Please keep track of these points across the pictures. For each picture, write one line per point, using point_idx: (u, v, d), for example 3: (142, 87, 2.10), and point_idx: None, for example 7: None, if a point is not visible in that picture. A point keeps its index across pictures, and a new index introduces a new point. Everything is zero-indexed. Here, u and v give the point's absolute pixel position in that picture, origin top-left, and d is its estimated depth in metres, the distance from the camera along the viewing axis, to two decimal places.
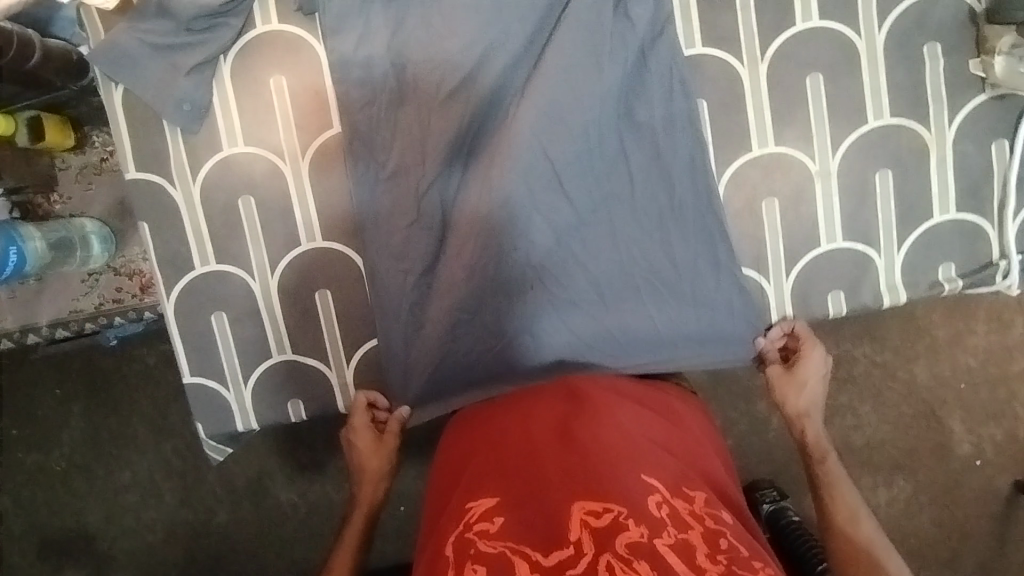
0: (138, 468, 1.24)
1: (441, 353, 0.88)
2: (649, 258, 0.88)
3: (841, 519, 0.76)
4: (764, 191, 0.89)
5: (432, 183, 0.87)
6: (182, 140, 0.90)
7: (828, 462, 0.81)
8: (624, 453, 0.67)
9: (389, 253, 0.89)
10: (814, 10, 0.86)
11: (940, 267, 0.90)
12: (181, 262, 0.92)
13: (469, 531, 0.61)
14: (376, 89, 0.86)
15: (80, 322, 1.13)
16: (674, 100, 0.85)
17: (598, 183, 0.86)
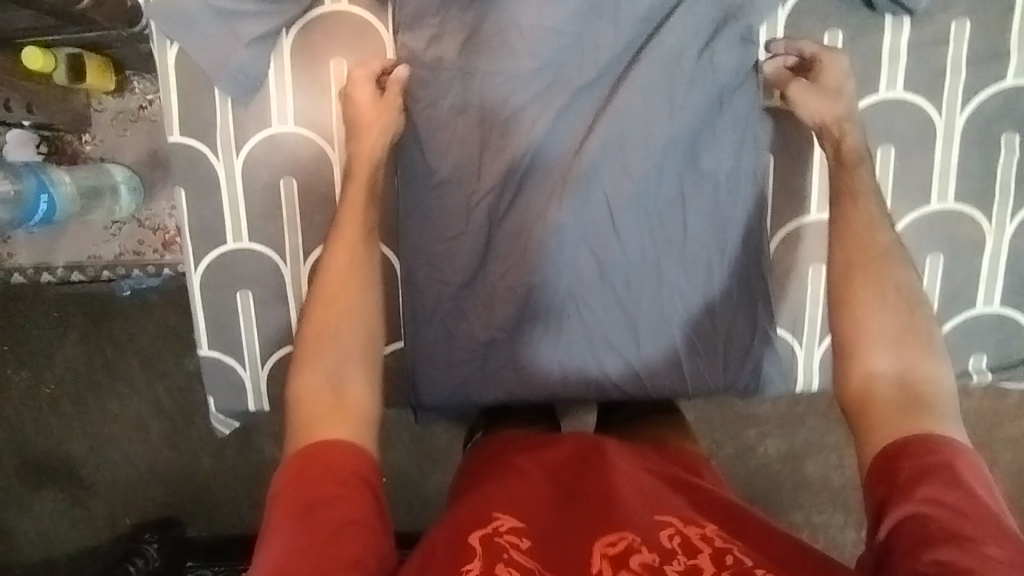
0: (128, 402, 1.23)
1: (471, 372, 0.89)
2: (689, 309, 0.87)
3: (871, 260, 0.72)
4: (813, 256, 0.90)
5: (484, 200, 0.85)
6: (231, 110, 0.86)
7: (870, 318, 0.70)
8: (632, 488, 0.68)
9: (432, 265, 0.87)
10: (899, 80, 0.83)
11: (973, 357, 0.90)
12: (214, 234, 0.90)
13: (497, 537, 0.61)
14: (445, 96, 0.84)
15: (97, 268, 1.11)
16: (742, 155, 0.84)
17: (652, 226, 0.85)
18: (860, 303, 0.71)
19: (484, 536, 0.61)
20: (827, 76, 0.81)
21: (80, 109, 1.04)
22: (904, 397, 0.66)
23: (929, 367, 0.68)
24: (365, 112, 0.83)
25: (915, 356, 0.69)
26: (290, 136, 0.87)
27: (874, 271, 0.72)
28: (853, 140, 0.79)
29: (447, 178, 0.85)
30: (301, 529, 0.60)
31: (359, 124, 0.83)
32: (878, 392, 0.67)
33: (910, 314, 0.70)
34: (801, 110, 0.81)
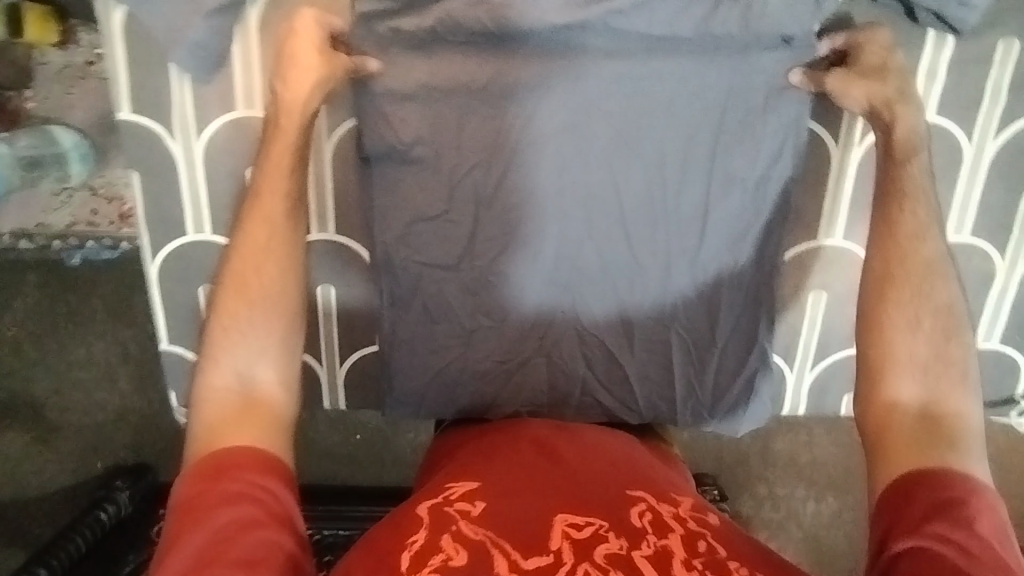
0: (93, 347, 1.20)
1: (456, 387, 0.82)
2: (692, 314, 0.80)
3: (919, 271, 0.68)
4: (816, 282, 0.85)
5: (480, 183, 0.76)
6: (190, 89, 0.77)
7: (902, 346, 0.66)
8: (610, 472, 0.67)
9: (419, 275, 0.79)
10: (933, 103, 0.76)
11: None
12: (173, 224, 0.82)
13: (449, 508, 0.62)
14: (451, 80, 0.73)
15: (47, 238, 1.00)
16: (774, 154, 0.76)
17: (666, 221, 0.77)
18: (891, 327, 0.67)
19: (437, 507, 0.63)
20: (870, 58, 0.72)
21: (20, 60, 0.98)
22: (926, 428, 0.63)
23: (957, 397, 0.65)
24: (296, 49, 0.73)
25: (944, 384, 0.65)
26: (257, 122, 0.78)
27: (918, 294, 0.68)
28: (907, 127, 0.72)
29: (446, 174, 0.76)
30: (207, 540, 0.57)
31: (290, 63, 0.73)
32: (899, 420, 0.64)
33: (945, 342, 0.66)
34: (845, 99, 0.73)
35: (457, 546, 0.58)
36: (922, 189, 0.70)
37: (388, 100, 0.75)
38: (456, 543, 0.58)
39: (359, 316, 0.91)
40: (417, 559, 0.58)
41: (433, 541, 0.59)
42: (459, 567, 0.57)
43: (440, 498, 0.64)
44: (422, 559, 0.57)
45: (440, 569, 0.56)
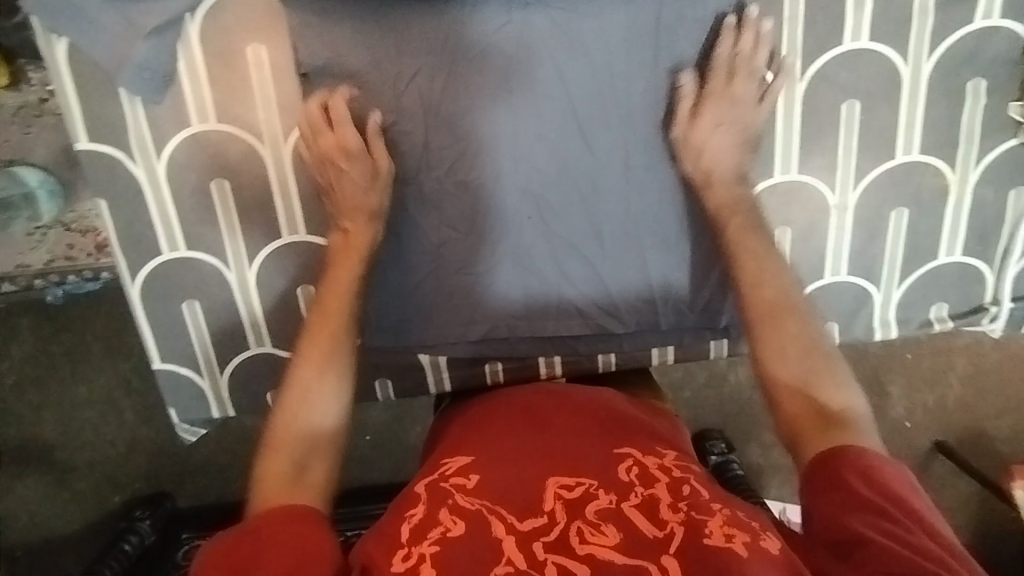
0: (94, 384, 1.22)
1: (456, 332, 0.88)
2: (659, 214, 0.84)
3: (780, 311, 0.71)
4: (778, 220, 0.86)
5: (436, 113, 0.80)
6: (143, 110, 0.78)
7: (781, 368, 0.68)
8: (594, 428, 0.68)
9: (393, 212, 0.83)
10: (865, 30, 0.79)
11: (933, 306, 0.91)
12: (146, 245, 0.84)
13: (445, 483, 0.63)
14: (408, 51, 0.78)
15: (28, 279, 1.03)
16: (715, 48, 0.79)
17: (619, 127, 0.81)
18: (769, 354, 0.69)
19: (434, 484, 0.64)
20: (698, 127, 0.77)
21: None
22: (818, 421, 0.64)
23: (837, 393, 0.66)
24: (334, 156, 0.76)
25: (822, 382, 0.67)
26: (214, 133, 0.80)
27: (786, 320, 0.70)
28: (726, 196, 0.78)
29: (411, 126, 0.80)
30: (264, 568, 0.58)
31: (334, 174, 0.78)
32: (796, 418, 0.65)
33: (811, 356, 0.68)
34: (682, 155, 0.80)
35: (454, 518, 0.60)
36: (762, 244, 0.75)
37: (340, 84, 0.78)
38: (453, 516, 0.60)
39: None
40: (418, 533, 0.59)
41: (434, 515, 0.60)
42: (458, 537, 0.58)
43: (435, 475, 0.65)
44: (422, 533, 0.59)
45: (440, 540, 0.58)
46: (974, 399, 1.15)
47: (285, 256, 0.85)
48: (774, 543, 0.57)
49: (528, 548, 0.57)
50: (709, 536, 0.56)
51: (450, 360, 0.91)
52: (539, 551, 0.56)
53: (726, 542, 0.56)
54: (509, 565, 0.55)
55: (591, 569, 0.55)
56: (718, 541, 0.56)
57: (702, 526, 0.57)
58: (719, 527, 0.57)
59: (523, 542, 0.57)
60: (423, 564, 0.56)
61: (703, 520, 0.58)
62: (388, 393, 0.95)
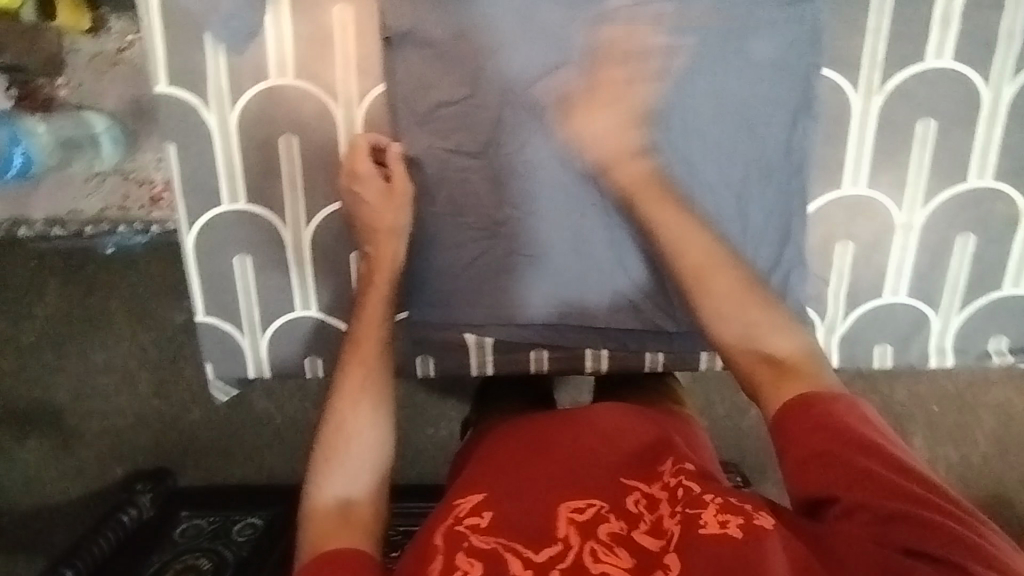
0: (112, 352, 1.25)
1: (505, 314, 0.87)
2: (719, 213, 0.83)
3: (711, 270, 0.68)
4: (843, 232, 0.85)
5: (506, 92, 0.80)
6: (224, 59, 0.79)
7: (725, 322, 0.67)
8: (605, 450, 0.69)
9: (457, 184, 0.83)
10: (950, 49, 0.79)
11: (993, 339, 0.89)
12: (207, 194, 0.84)
13: (459, 525, 0.61)
14: (486, 28, 0.78)
15: (80, 224, 1.03)
16: (796, 49, 0.79)
17: (686, 121, 0.80)
18: (711, 309, 0.67)
19: (447, 526, 0.62)
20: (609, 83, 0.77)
21: (48, 47, 0.98)
22: (778, 372, 0.63)
23: (781, 339, 0.65)
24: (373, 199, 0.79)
25: (762, 328, 0.66)
26: (290, 89, 0.80)
27: (721, 267, 0.68)
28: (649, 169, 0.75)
29: (482, 102, 0.80)
30: None
31: (367, 210, 0.79)
32: (754, 369, 0.65)
33: (746, 298, 0.67)
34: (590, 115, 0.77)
35: (471, 560, 0.58)
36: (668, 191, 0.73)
37: (420, 52, 0.79)
38: (470, 558, 0.58)
39: None
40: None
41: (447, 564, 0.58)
42: None
43: (449, 517, 0.63)
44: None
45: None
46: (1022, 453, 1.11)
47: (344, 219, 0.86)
48: (769, 520, 0.59)
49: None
50: (704, 526, 0.58)
51: (497, 343, 0.90)
52: None
53: (721, 528, 0.58)
54: None
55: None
56: (712, 529, 0.58)
57: (695, 518, 0.59)
58: (713, 515, 0.59)
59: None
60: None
61: (696, 513, 0.59)
62: (428, 371, 0.93)
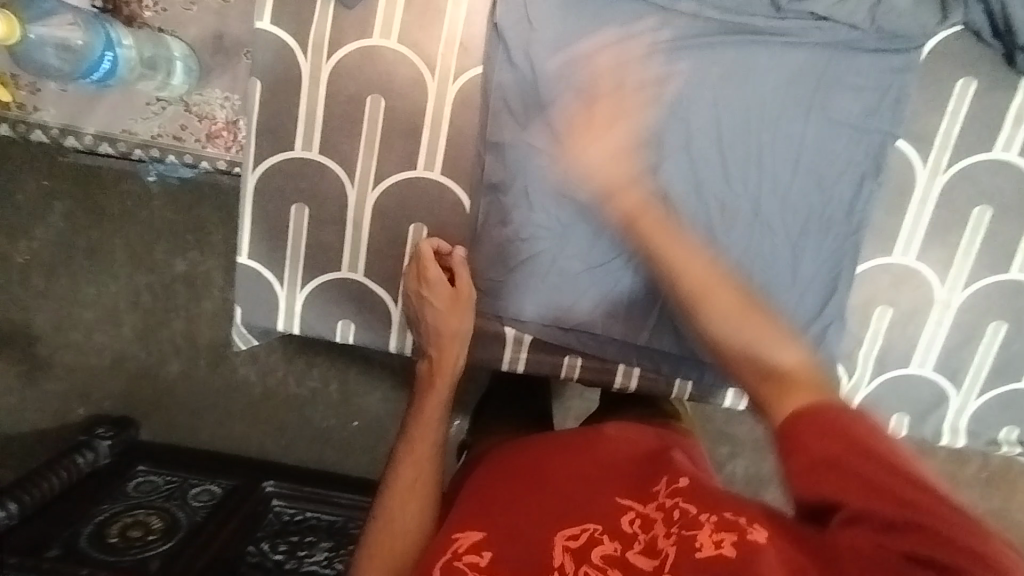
0: (105, 288, 1.38)
1: (550, 315, 0.89)
2: (774, 257, 0.85)
3: (697, 302, 0.69)
4: (884, 298, 0.88)
5: (592, 101, 0.82)
6: (333, 12, 0.82)
7: (721, 332, 0.67)
8: (594, 478, 0.73)
9: (526, 180, 0.85)
10: (1016, 144, 0.84)
11: (1005, 428, 0.92)
12: (282, 137, 0.86)
13: (459, 562, 0.67)
14: (586, 40, 0.82)
15: (130, 145, 1.04)
16: (877, 115, 0.82)
17: (757, 162, 0.83)
18: (709, 318, 0.68)
19: (447, 565, 0.67)
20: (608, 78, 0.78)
21: None
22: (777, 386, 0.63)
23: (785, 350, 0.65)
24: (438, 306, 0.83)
25: (765, 341, 0.66)
26: (390, 52, 0.84)
27: (717, 294, 0.68)
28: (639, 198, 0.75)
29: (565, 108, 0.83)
30: None
31: (435, 320, 0.83)
32: (745, 371, 0.65)
33: (740, 309, 0.67)
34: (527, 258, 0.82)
35: None
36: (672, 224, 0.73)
37: (525, 45, 0.82)
38: None
39: None
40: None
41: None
42: None
43: (449, 554, 0.68)
44: None
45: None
46: None
47: (413, 189, 0.88)
48: (762, 534, 0.60)
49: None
50: (700, 549, 0.61)
51: (533, 342, 0.93)
52: None
53: (716, 549, 0.60)
54: None
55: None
56: (708, 552, 0.60)
57: (692, 541, 0.62)
58: (708, 536, 0.62)
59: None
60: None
61: (692, 535, 0.62)
62: None
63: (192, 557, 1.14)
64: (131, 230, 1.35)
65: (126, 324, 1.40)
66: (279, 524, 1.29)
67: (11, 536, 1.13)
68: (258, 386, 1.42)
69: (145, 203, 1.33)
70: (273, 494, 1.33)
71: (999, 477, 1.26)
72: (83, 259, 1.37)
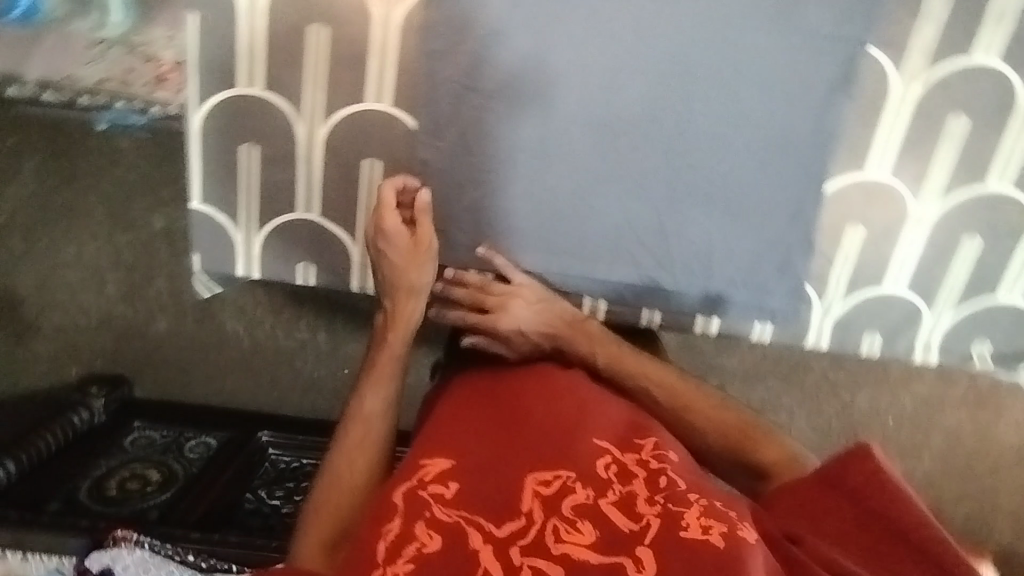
0: (84, 248, 1.36)
1: (502, 250, 0.88)
2: (734, 180, 0.84)
3: (678, 417, 0.85)
4: (857, 215, 0.88)
5: (544, 22, 0.80)
6: None
7: (714, 414, 0.85)
8: (574, 420, 0.74)
9: (473, 109, 0.83)
10: (996, 49, 0.82)
11: (977, 342, 0.93)
12: (224, 73, 0.84)
13: (423, 491, 0.67)
14: None
15: (76, 92, 0.98)
16: (851, 21, 0.79)
17: (718, 81, 0.81)
18: (695, 426, 0.85)
19: (412, 492, 0.67)
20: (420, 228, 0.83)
21: None
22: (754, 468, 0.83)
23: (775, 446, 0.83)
24: (398, 255, 0.83)
25: (755, 441, 0.84)
26: None
27: (699, 407, 0.85)
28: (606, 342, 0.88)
29: (518, 29, 0.80)
30: None
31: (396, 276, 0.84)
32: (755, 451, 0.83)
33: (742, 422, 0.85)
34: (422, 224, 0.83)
35: (430, 533, 0.62)
36: (661, 367, 0.87)
37: None
38: (430, 530, 0.63)
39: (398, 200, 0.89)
40: (393, 548, 0.62)
41: (409, 531, 0.63)
42: (433, 554, 0.61)
43: (414, 482, 0.69)
44: (398, 550, 0.61)
45: (415, 556, 0.61)
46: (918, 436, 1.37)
47: (363, 123, 0.86)
48: (750, 534, 0.61)
49: (504, 554, 0.60)
50: (687, 528, 0.60)
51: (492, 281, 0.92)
52: (515, 552, 0.60)
53: (703, 534, 0.59)
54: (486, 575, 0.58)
55: (566, 567, 0.59)
56: (696, 534, 0.60)
57: (679, 519, 0.61)
58: (696, 519, 0.61)
59: (499, 549, 0.61)
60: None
61: (679, 513, 0.62)
62: None
63: (186, 513, 1.17)
64: (103, 185, 1.32)
65: (108, 282, 1.38)
66: (275, 472, 1.30)
67: (11, 492, 1.16)
68: (246, 341, 1.42)
69: (107, 157, 1.30)
70: (269, 444, 1.35)
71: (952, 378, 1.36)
72: (56, 217, 1.34)
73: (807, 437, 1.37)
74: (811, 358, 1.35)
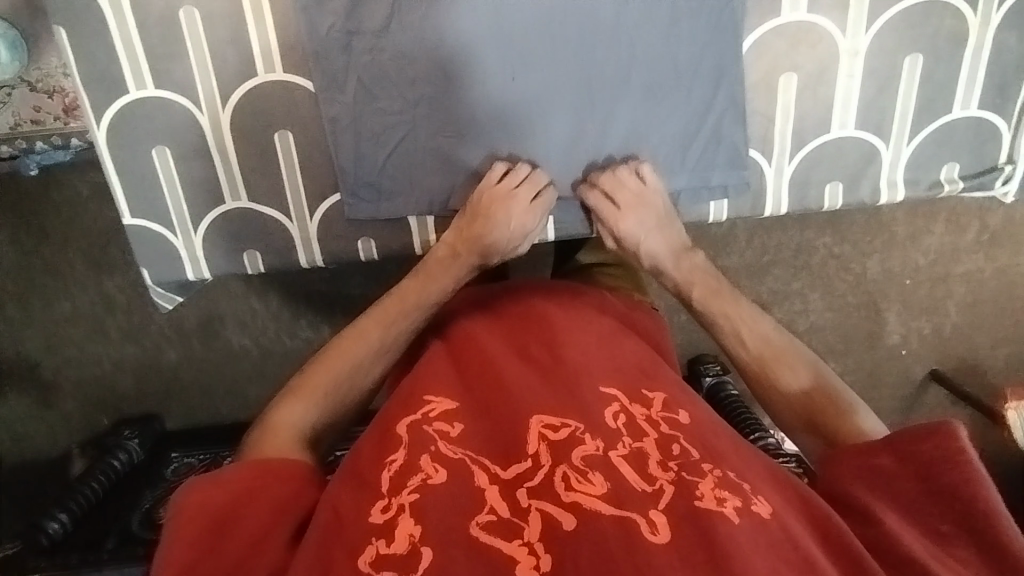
0: (78, 302, 1.36)
1: (440, 189, 0.95)
2: (649, 55, 0.90)
3: (769, 361, 0.79)
4: (786, 64, 0.93)
5: None
6: None
7: (793, 376, 0.78)
8: (582, 368, 0.73)
9: (375, 58, 0.88)
10: None
11: (945, 167, 0.99)
12: (113, 84, 0.89)
13: (429, 426, 0.68)
14: None
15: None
16: None
17: None
18: (777, 369, 0.79)
19: (417, 425, 0.69)
20: (500, 212, 0.91)
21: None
22: (804, 411, 0.75)
23: (851, 419, 0.73)
24: (483, 228, 0.91)
25: (825, 410, 0.74)
26: None
27: (783, 359, 0.80)
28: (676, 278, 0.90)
29: None
30: (241, 503, 0.64)
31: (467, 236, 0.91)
32: (800, 403, 0.76)
33: (790, 365, 0.79)
34: (511, 211, 0.91)
35: (435, 465, 0.64)
36: (731, 293, 0.87)
37: None
38: (435, 463, 0.64)
39: (321, 165, 0.94)
40: (398, 479, 0.63)
41: (413, 462, 0.65)
42: (438, 484, 0.63)
43: (419, 415, 0.70)
44: (401, 481, 0.63)
45: (420, 486, 0.62)
46: (922, 288, 1.39)
47: (267, 94, 0.91)
48: (764, 508, 0.60)
49: (511, 496, 0.62)
50: (701, 499, 0.60)
51: (437, 222, 0.98)
52: (521, 495, 0.62)
53: (717, 504, 0.59)
54: (491, 513, 0.60)
55: (576, 517, 0.59)
56: (709, 503, 0.59)
57: (693, 488, 0.61)
58: (711, 489, 0.61)
59: (506, 490, 0.62)
60: (402, 511, 0.60)
61: (693, 483, 0.61)
62: (371, 254, 0.99)
63: None
64: (75, 235, 1.32)
65: (111, 328, 1.39)
66: None
67: (71, 541, 1.13)
68: (255, 351, 1.42)
69: (77, 209, 1.31)
70: None
71: (965, 218, 1.34)
72: (42, 278, 1.34)
73: (831, 316, 1.40)
74: (816, 239, 1.35)
